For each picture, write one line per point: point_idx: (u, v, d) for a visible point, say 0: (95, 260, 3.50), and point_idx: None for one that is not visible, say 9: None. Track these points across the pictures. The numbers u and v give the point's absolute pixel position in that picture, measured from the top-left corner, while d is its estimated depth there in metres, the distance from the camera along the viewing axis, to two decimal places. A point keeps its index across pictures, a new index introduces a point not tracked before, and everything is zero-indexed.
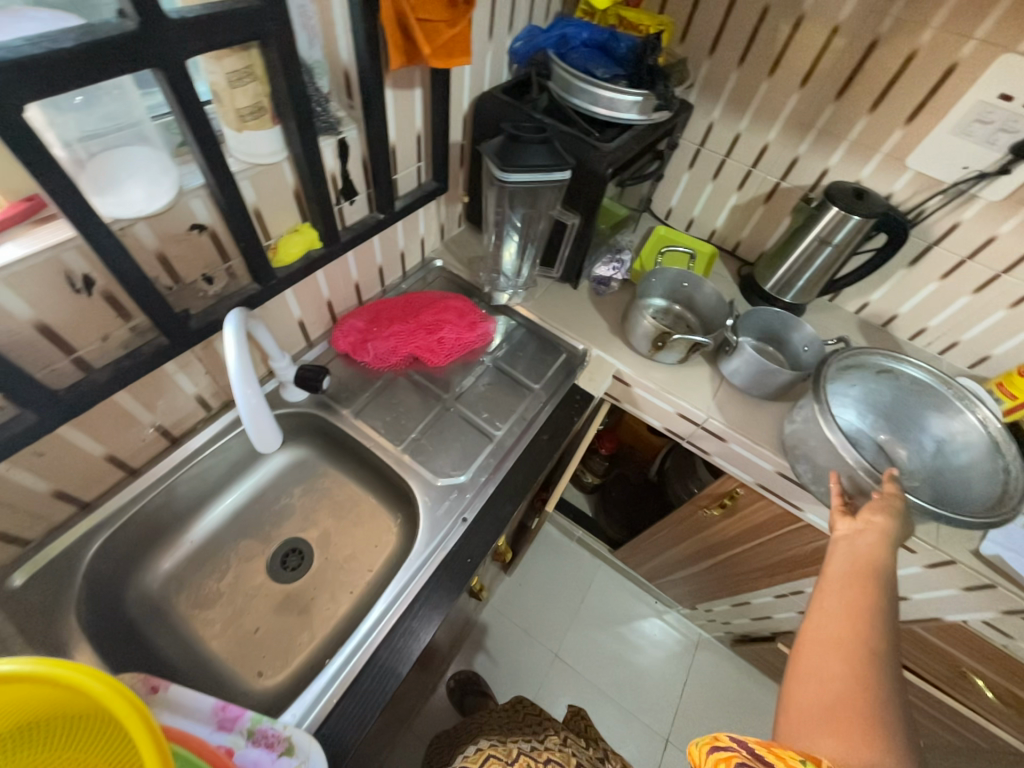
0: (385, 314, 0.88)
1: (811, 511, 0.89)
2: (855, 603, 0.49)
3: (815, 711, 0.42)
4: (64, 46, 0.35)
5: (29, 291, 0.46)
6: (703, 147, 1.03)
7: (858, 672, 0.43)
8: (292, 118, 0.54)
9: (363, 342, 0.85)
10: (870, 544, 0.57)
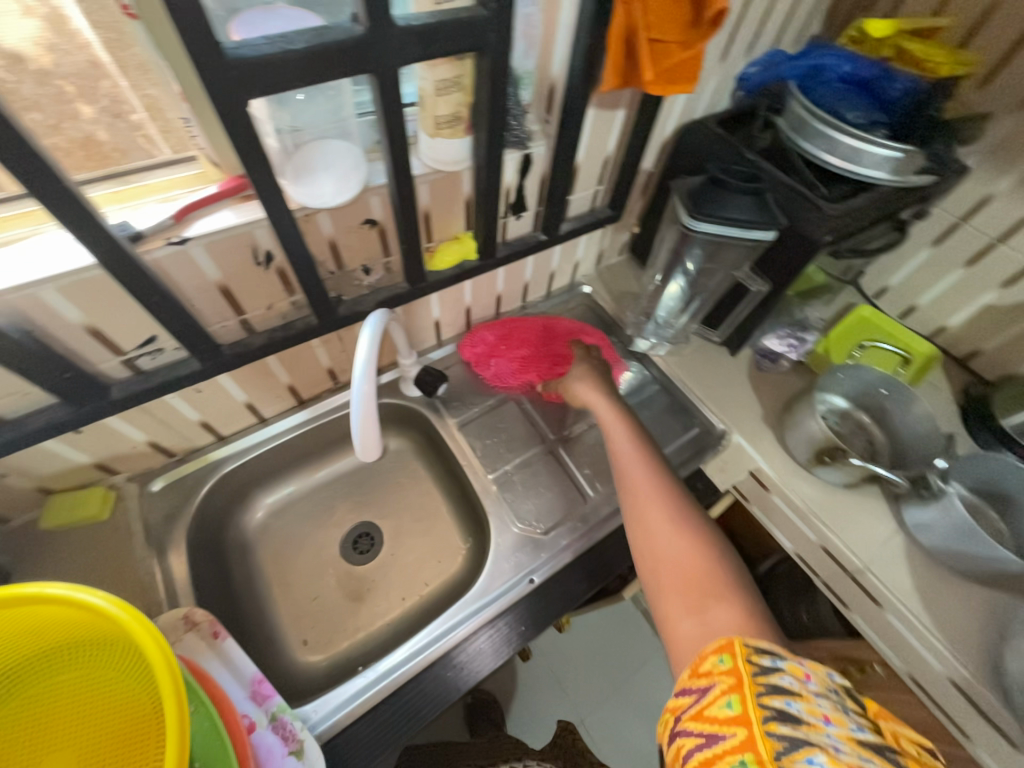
0: (519, 334, 0.83)
1: (982, 749, 0.60)
2: (667, 515, 0.56)
3: (688, 594, 0.49)
4: (295, 47, 0.35)
5: (221, 258, 0.51)
6: (965, 222, 0.77)
7: (699, 551, 0.52)
8: (483, 131, 0.52)
9: (489, 357, 0.82)
10: (629, 438, 0.65)
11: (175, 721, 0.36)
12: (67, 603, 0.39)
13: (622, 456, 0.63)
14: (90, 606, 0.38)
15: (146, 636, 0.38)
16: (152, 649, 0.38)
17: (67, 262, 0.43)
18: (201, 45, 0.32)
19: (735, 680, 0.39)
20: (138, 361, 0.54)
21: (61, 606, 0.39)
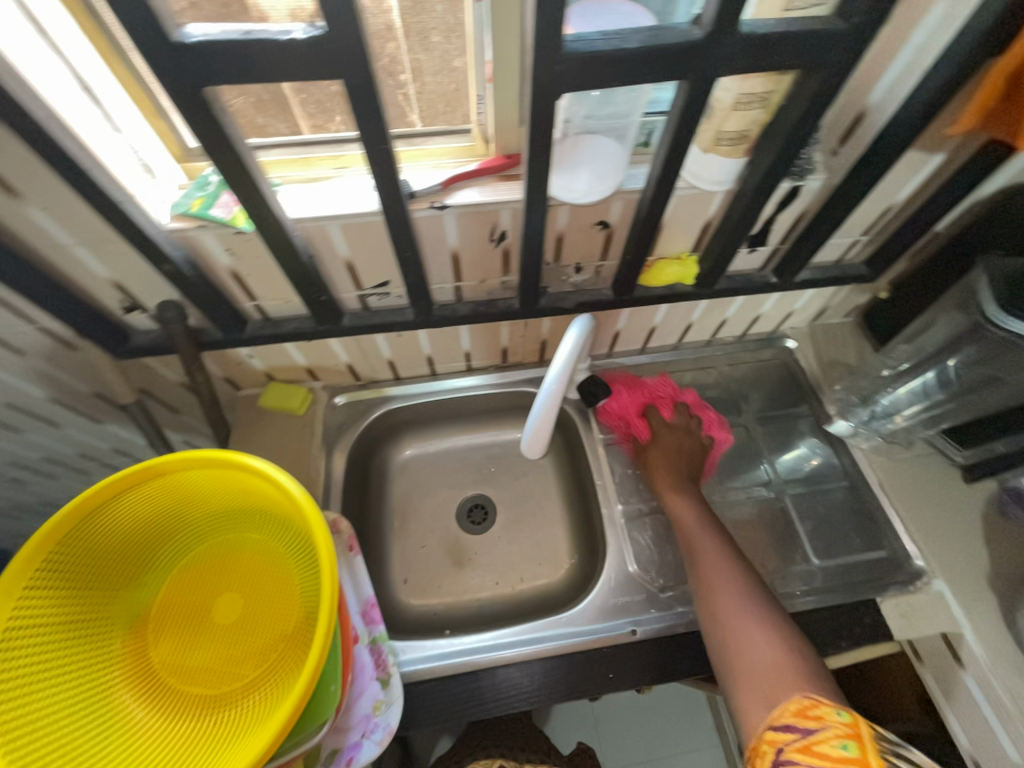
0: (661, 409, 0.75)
1: None
2: (731, 589, 0.55)
3: (761, 682, 0.47)
4: (628, 46, 0.34)
5: (464, 228, 0.54)
6: None
7: (767, 633, 0.50)
8: (770, 157, 0.46)
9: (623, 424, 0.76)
10: (699, 520, 0.63)
11: (326, 618, 0.41)
12: (265, 479, 0.46)
13: (692, 527, 0.62)
14: (292, 498, 0.43)
15: (324, 544, 0.43)
16: (325, 558, 0.43)
17: (355, 205, 0.50)
18: (548, 36, 0.32)
19: (854, 731, 0.40)
20: (368, 299, 0.61)
21: (259, 480, 0.46)
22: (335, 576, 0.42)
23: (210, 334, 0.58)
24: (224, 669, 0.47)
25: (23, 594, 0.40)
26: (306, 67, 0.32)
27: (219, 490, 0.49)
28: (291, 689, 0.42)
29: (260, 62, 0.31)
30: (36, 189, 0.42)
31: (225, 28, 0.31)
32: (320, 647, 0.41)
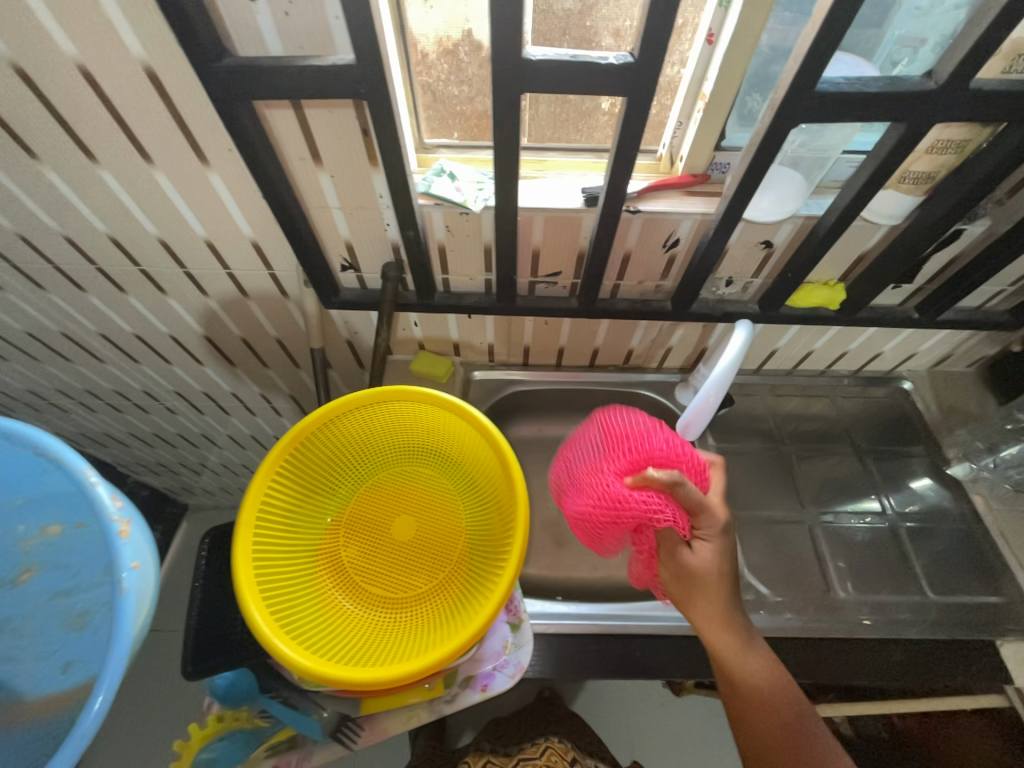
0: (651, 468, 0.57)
1: None
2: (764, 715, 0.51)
3: None
4: (869, 89, 0.41)
5: (645, 233, 0.61)
6: None
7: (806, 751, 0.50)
8: (952, 198, 0.51)
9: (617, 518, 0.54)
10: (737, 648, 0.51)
11: (521, 542, 0.48)
12: (466, 417, 0.53)
13: (736, 656, 0.51)
14: (495, 434, 0.50)
15: (520, 479, 0.49)
16: (519, 491, 0.49)
17: (562, 202, 0.58)
18: (808, 76, 0.40)
19: None
20: (537, 286, 0.69)
21: (459, 417, 0.54)
22: (529, 508, 0.49)
23: (405, 298, 0.68)
24: (402, 577, 0.54)
25: (274, 478, 0.50)
26: (608, 84, 0.41)
27: (413, 422, 0.57)
28: (478, 599, 0.49)
29: (577, 77, 0.40)
30: (335, 159, 0.53)
31: (557, 50, 0.40)
32: (514, 564, 0.47)
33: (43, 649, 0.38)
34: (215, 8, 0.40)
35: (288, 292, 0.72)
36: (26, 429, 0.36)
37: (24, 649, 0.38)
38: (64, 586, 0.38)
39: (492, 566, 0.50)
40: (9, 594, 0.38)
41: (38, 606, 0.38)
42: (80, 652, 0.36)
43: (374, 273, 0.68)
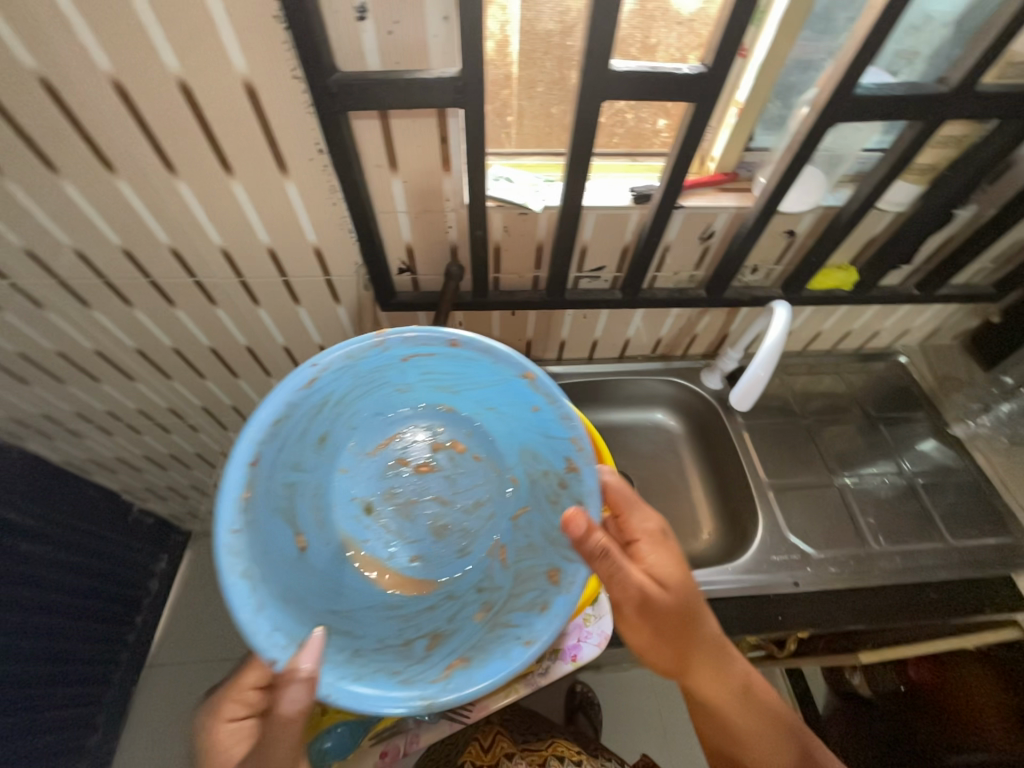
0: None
1: None
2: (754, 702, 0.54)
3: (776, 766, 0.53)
4: (894, 93, 0.48)
5: (685, 226, 0.67)
6: None
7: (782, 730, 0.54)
8: (953, 185, 0.59)
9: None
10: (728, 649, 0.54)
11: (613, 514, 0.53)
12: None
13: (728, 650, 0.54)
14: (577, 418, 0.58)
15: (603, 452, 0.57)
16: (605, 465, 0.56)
17: (612, 201, 0.64)
18: (847, 81, 0.46)
19: None
20: (581, 280, 0.74)
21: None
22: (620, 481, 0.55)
23: (461, 297, 0.72)
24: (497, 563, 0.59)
25: None
26: (682, 92, 0.46)
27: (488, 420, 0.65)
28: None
29: (655, 86, 0.46)
30: (411, 166, 0.56)
31: (638, 63, 0.45)
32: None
33: (410, 527, 0.60)
34: (328, 27, 0.43)
35: (341, 296, 0.74)
36: (550, 401, 0.52)
37: (392, 521, 0.60)
38: (448, 490, 0.61)
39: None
40: (408, 475, 0.61)
41: (426, 499, 0.61)
42: (435, 552, 0.59)
43: (430, 275, 0.71)
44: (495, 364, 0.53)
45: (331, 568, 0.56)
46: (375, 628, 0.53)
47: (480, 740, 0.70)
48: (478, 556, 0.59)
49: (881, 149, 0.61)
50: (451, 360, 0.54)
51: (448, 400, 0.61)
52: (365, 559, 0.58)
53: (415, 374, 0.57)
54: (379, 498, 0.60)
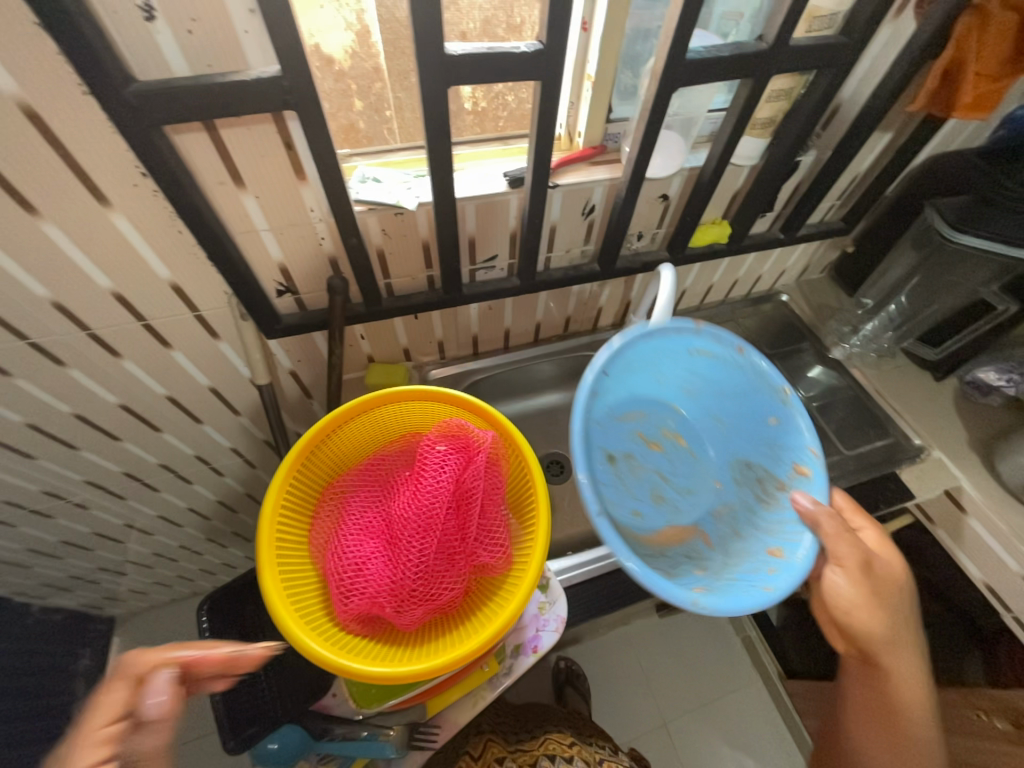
0: (408, 502, 0.53)
1: None
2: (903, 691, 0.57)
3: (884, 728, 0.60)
4: (722, 54, 0.51)
5: (566, 204, 0.68)
6: None
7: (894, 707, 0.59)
8: (790, 134, 0.64)
9: (367, 582, 0.51)
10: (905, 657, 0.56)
11: (545, 508, 0.56)
12: (455, 404, 0.61)
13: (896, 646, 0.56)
14: (494, 414, 0.59)
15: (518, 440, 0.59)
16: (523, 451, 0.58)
17: (488, 188, 0.62)
18: (677, 46, 0.48)
19: None
20: (477, 273, 0.73)
21: (451, 407, 0.62)
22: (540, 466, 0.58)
23: (354, 309, 0.68)
24: None
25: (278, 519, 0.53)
26: (525, 71, 0.45)
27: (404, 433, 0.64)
28: (515, 580, 0.55)
29: (496, 68, 0.45)
30: (258, 179, 0.51)
31: (474, 45, 0.44)
32: (544, 535, 0.54)
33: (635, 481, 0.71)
34: (107, 33, 0.37)
35: (219, 331, 0.67)
36: (791, 414, 0.65)
37: (629, 466, 0.72)
38: (666, 467, 0.74)
39: (519, 543, 0.57)
40: (642, 446, 0.74)
41: (649, 468, 0.73)
42: (661, 509, 0.71)
43: (315, 292, 0.66)
44: (732, 369, 0.68)
45: (619, 516, 0.67)
46: (685, 574, 0.59)
47: (472, 751, 0.69)
48: (695, 522, 0.70)
49: (724, 108, 0.65)
50: (711, 361, 0.69)
51: (680, 403, 0.76)
52: (618, 515, 0.66)
53: (691, 379, 0.73)
54: (616, 451, 0.71)
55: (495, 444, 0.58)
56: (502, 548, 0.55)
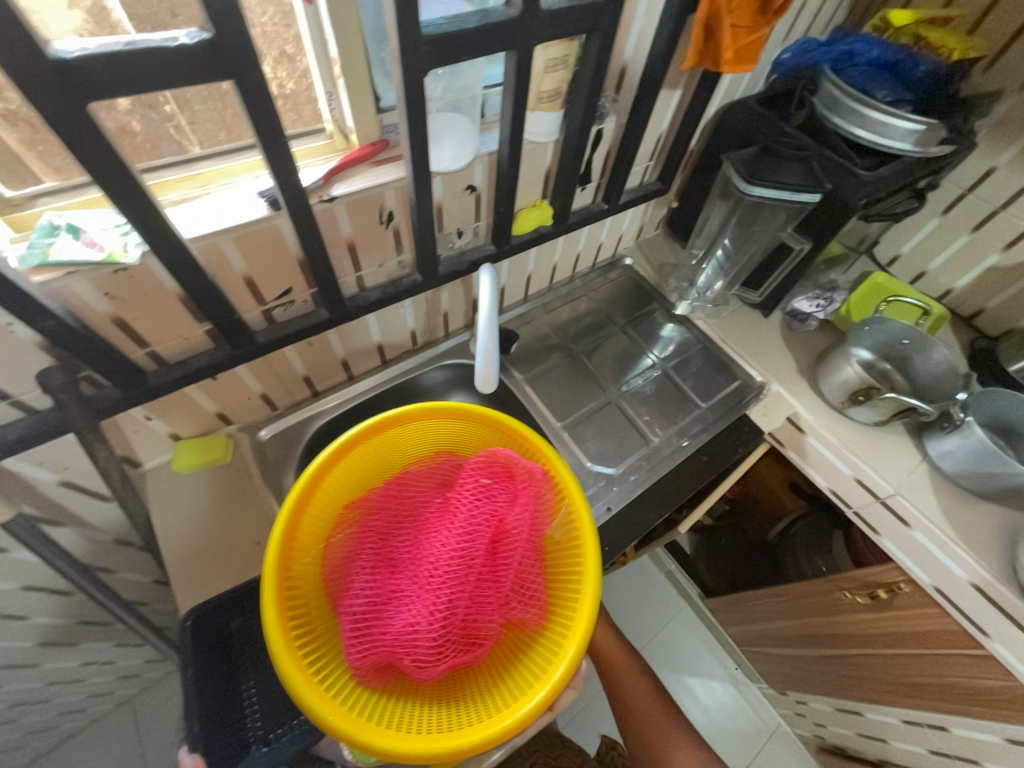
0: (442, 535, 0.48)
1: (888, 537, 0.84)
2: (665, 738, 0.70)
3: None
4: (468, 28, 0.43)
5: (356, 216, 0.58)
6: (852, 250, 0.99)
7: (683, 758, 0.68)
8: (580, 105, 0.59)
9: (389, 629, 0.44)
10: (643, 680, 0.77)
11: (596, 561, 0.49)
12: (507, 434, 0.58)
13: (627, 665, 0.79)
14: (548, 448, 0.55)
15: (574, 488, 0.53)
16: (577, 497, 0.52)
17: (242, 215, 0.50)
18: (406, 26, 0.39)
19: None
20: (274, 312, 0.60)
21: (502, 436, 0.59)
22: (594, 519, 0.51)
23: (106, 397, 0.52)
24: None
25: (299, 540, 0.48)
26: (193, 73, 0.34)
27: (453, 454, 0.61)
28: (552, 640, 0.48)
29: (151, 70, 0.32)
30: None
31: (102, 41, 0.31)
32: (593, 595, 0.48)
33: None
34: None
35: None
36: None
37: None
38: None
39: (564, 598, 0.51)
40: None
41: None
42: None
43: (35, 390, 0.49)
44: None
45: None
46: None
47: None
48: None
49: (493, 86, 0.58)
50: None
51: None
52: None
53: None
54: None
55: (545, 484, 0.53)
56: (537, 601, 0.49)
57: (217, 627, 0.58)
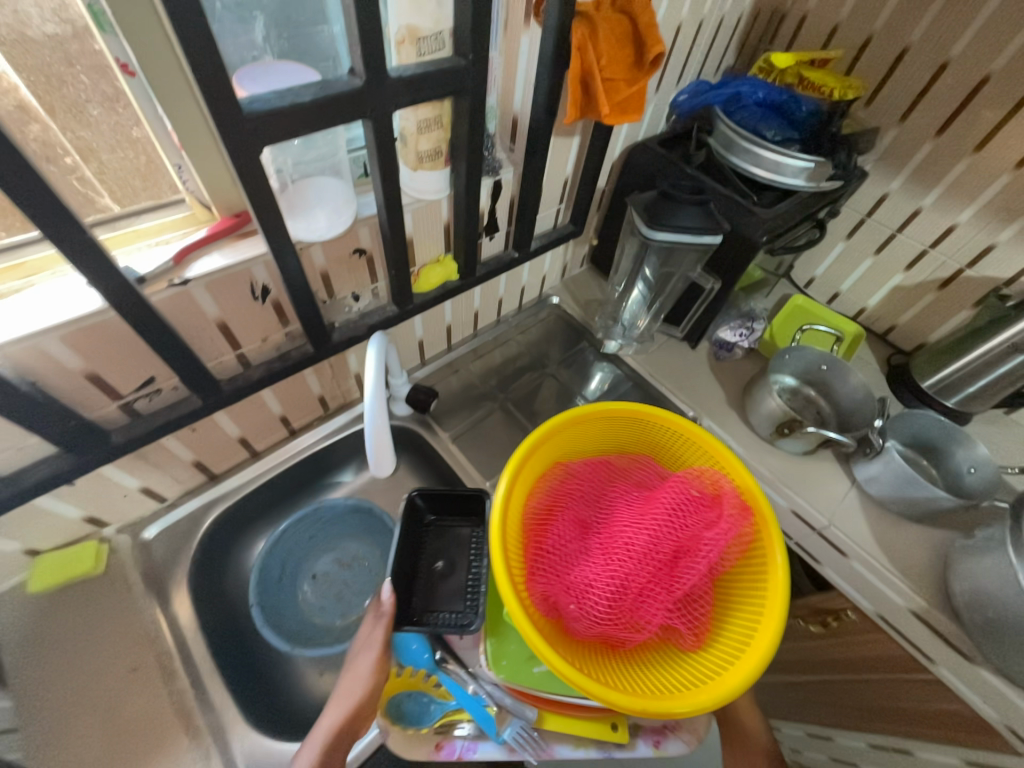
0: (639, 518, 0.49)
1: (828, 567, 0.83)
2: None
3: None
4: (302, 100, 0.39)
5: (221, 296, 0.52)
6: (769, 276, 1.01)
7: None
8: (463, 162, 0.56)
9: (576, 578, 0.47)
10: None
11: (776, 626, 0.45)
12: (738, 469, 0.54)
13: None
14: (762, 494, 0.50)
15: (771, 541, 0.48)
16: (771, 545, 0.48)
17: (69, 309, 0.43)
18: (218, 104, 0.35)
19: None
20: (136, 404, 0.54)
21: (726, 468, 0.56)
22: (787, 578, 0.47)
23: None
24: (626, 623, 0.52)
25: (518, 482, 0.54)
26: None
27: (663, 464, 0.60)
28: (697, 670, 0.46)
29: None
30: None
31: None
32: (763, 652, 0.44)
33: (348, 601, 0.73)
34: None
35: None
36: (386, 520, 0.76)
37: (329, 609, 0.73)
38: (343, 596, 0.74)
39: (726, 640, 0.47)
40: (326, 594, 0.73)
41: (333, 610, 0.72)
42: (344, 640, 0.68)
43: None
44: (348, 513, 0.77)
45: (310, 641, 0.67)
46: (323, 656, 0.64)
47: None
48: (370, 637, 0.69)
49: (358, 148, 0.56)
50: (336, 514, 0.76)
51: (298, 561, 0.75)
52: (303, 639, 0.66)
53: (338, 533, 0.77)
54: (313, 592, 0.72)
55: (744, 526, 0.50)
56: (697, 626, 0.47)
57: (416, 517, 0.70)
